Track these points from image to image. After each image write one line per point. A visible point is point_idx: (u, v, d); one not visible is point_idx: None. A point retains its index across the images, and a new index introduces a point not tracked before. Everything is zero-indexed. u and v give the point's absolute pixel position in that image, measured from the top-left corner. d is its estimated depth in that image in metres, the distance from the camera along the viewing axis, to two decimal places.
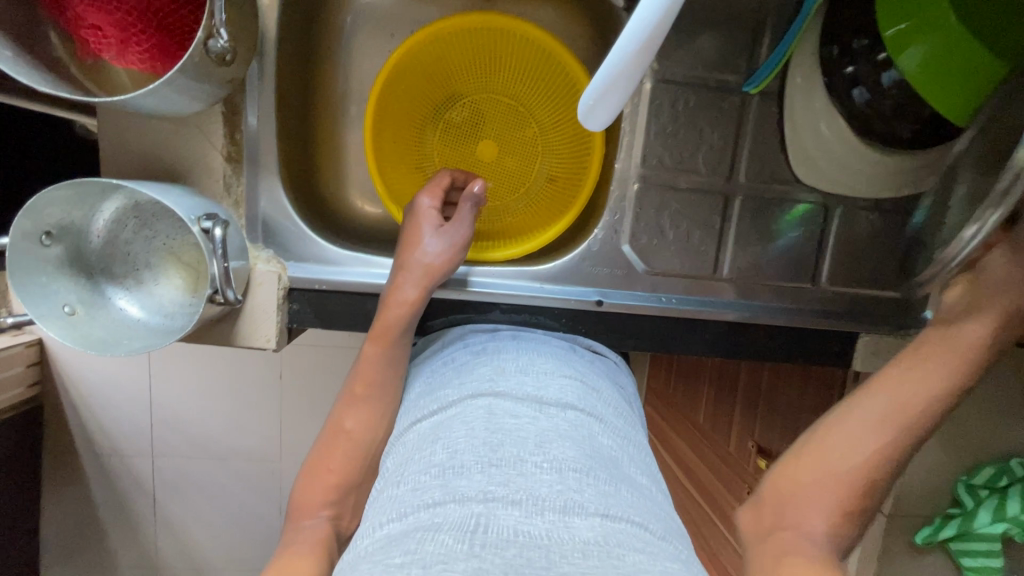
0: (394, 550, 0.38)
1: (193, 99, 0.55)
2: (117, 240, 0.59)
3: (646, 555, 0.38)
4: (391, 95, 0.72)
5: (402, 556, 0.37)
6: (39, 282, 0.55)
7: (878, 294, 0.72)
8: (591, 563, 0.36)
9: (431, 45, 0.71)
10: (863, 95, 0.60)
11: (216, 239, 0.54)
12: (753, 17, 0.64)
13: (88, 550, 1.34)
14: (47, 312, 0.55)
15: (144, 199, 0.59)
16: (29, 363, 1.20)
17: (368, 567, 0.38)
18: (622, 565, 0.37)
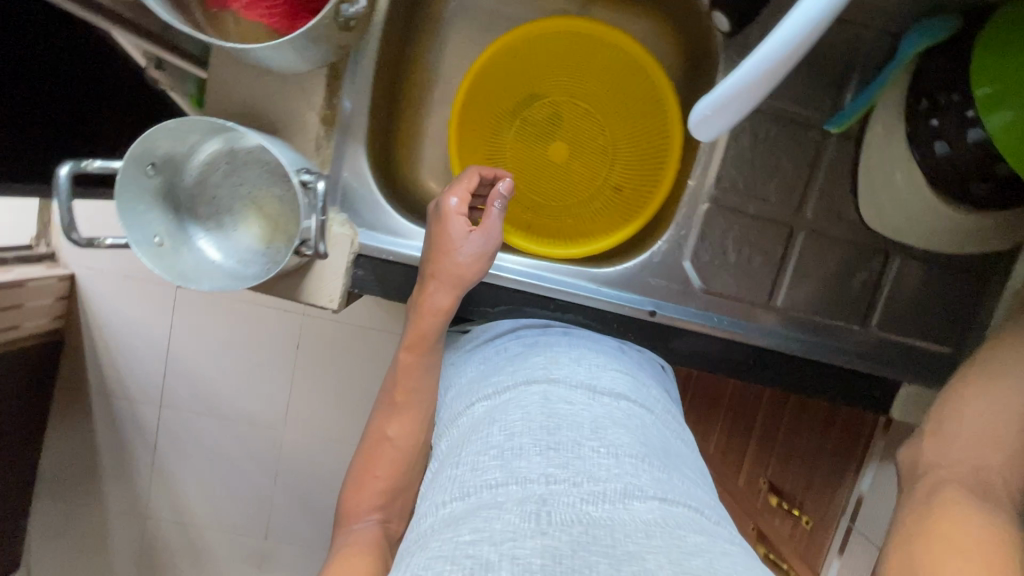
0: (462, 528, 0.40)
1: (310, 58, 0.58)
2: (209, 181, 0.62)
3: (705, 536, 0.41)
4: (480, 84, 0.75)
5: (471, 534, 0.38)
6: (137, 209, 0.57)
7: (926, 347, 0.73)
8: (655, 542, 0.38)
9: (525, 43, 0.74)
10: (943, 149, 0.59)
11: (316, 192, 0.56)
12: (844, 59, 0.66)
13: (85, 486, 1.34)
14: (140, 239, 0.57)
15: (241, 146, 0.61)
16: (59, 296, 1.22)
17: (438, 545, 0.39)
18: (685, 545, 0.39)
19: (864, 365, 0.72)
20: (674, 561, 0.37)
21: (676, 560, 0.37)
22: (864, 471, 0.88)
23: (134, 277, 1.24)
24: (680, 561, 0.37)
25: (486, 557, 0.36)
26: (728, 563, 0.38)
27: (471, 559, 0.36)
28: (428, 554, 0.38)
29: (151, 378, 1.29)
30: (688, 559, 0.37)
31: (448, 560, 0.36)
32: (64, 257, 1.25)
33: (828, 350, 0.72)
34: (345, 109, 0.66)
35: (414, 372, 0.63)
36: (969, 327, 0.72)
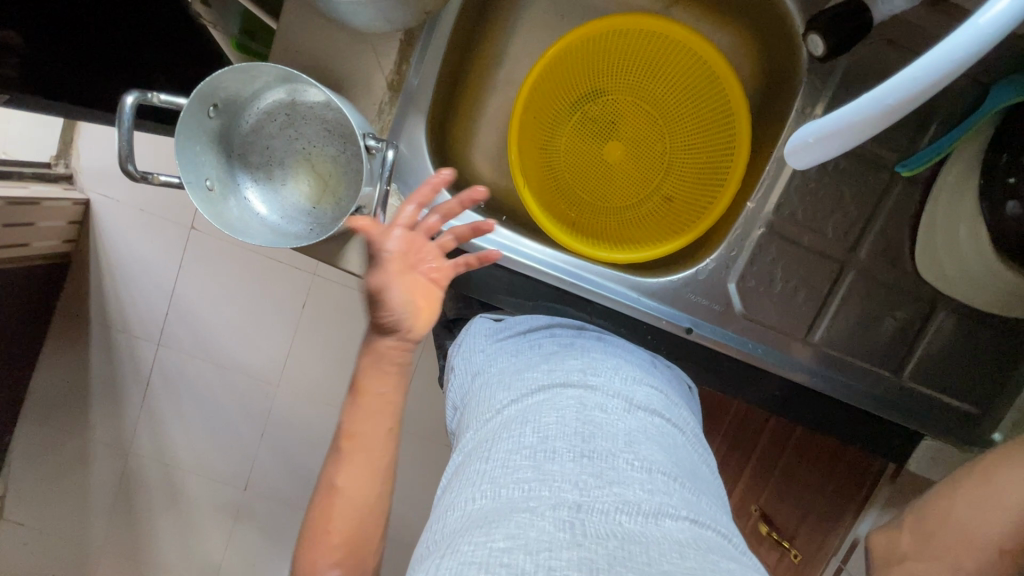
0: (495, 531, 0.39)
1: (390, 21, 0.56)
2: (265, 131, 0.60)
3: (737, 563, 0.41)
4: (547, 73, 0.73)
5: (504, 540, 0.38)
6: (193, 150, 0.55)
7: (956, 405, 0.72)
8: (690, 564, 0.38)
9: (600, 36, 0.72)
10: (1015, 209, 0.56)
11: (384, 160, 0.55)
12: (929, 103, 0.65)
13: (73, 413, 1.34)
14: (194, 181, 0.54)
15: (303, 100, 0.59)
16: (71, 220, 1.20)
17: (471, 548, 0.38)
18: (719, 569, 0.38)
19: (885, 410, 0.73)
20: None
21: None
22: (863, 516, 0.89)
23: (150, 212, 1.22)
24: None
25: (522, 566, 0.36)
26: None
27: (507, 568, 0.36)
28: (461, 557, 0.38)
29: (152, 315, 1.28)
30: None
31: (483, 566, 0.36)
32: (81, 181, 1.22)
33: (854, 393, 0.72)
34: (412, 78, 0.64)
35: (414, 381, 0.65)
36: (1000, 392, 0.72)
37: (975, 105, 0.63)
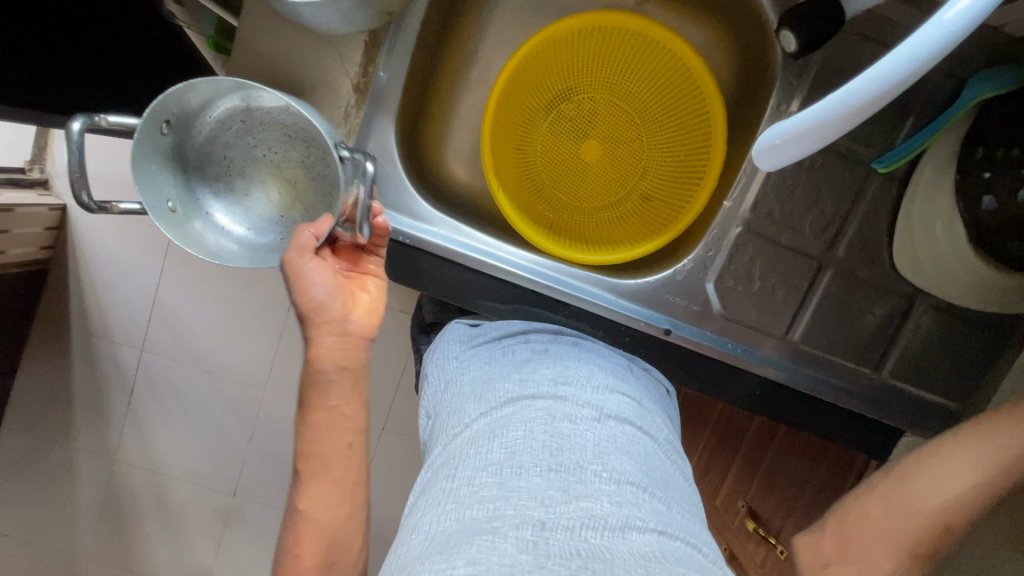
0: (458, 556, 0.39)
1: (352, 22, 0.54)
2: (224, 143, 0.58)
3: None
4: (519, 73, 0.71)
5: (466, 565, 0.38)
6: (150, 169, 0.53)
7: (935, 401, 0.72)
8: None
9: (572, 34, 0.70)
10: (990, 204, 0.57)
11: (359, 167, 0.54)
12: (904, 98, 0.64)
13: (54, 422, 1.32)
14: (155, 204, 0.53)
15: (258, 107, 0.57)
16: (49, 226, 1.18)
17: (432, 575, 0.38)
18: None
19: (866, 409, 0.72)
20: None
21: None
22: None
23: (128, 217, 1.20)
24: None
25: None
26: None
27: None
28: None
29: (135, 323, 1.25)
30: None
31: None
32: (58, 186, 1.20)
33: (833, 390, 0.71)
34: (378, 82, 0.62)
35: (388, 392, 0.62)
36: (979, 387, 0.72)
37: (949, 99, 0.63)
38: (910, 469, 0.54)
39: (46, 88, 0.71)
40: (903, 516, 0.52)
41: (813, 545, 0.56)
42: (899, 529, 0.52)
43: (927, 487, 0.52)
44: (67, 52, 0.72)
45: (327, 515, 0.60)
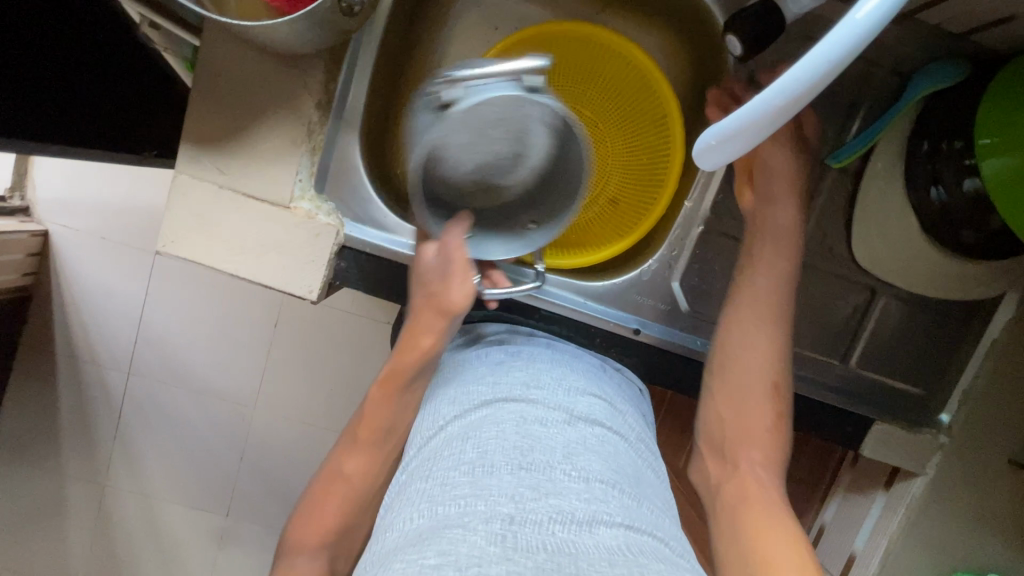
0: (428, 549, 0.40)
1: (309, 42, 0.56)
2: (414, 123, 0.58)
3: (668, 565, 0.42)
4: None
5: (436, 557, 0.38)
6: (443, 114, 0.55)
7: (902, 388, 0.74)
8: (618, 571, 0.38)
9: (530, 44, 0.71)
10: (939, 194, 0.62)
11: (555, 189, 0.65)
12: (853, 95, 0.66)
13: (41, 449, 1.31)
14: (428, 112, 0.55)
15: (523, 109, 0.56)
16: (29, 252, 1.18)
17: (403, 567, 0.39)
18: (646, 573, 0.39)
19: (837, 401, 0.73)
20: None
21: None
22: (829, 500, 0.89)
23: (110, 240, 1.20)
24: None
25: None
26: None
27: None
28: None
29: (120, 345, 1.25)
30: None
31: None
32: (38, 212, 1.20)
33: (804, 383, 0.73)
34: (341, 98, 0.64)
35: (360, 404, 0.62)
36: (943, 373, 0.74)
37: (895, 96, 0.65)
38: (716, 383, 0.64)
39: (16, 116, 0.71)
40: (748, 427, 0.61)
41: (705, 472, 0.64)
42: (750, 432, 0.61)
43: (743, 368, 0.62)
44: (38, 79, 0.73)
45: (356, 476, 0.60)
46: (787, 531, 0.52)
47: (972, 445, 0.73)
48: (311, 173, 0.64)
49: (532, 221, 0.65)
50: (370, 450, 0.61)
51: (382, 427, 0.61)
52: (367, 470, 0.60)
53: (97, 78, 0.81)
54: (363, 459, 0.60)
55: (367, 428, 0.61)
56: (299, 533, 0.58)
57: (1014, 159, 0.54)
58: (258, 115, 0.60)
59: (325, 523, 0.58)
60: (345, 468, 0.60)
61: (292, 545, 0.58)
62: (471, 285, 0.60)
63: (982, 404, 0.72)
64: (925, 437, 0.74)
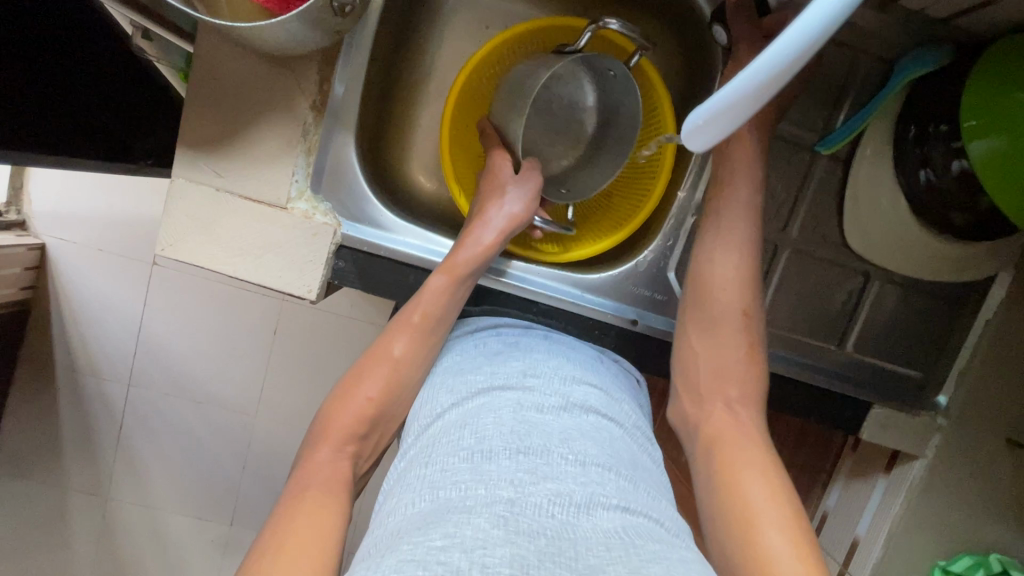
0: (433, 532, 0.40)
1: (303, 44, 0.56)
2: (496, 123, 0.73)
3: (665, 545, 0.42)
4: (474, 82, 0.72)
5: (442, 539, 0.39)
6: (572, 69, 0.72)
7: (900, 371, 0.75)
8: (616, 553, 0.39)
9: (523, 40, 0.72)
10: (927, 177, 0.64)
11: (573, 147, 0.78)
12: (840, 83, 0.67)
13: (42, 462, 1.31)
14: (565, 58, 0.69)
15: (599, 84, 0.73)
16: (27, 265, 1.18)
17: (410, 548, 0.39)
18: (644, 554, 0.40)
19: (839, 386, 0.73)
20: (632, 571, 0.38)
21: (635, 569, 0.38)
22: (831, 488, 0.90)
23: (107, 250, 1.20)
24: (638, 571, 0.38)
25: (457, 564, 0.36)
26: (684, 570, 0.40)
27: (443, 565, 0.36)
28: (399, 556, 0.38)
29: (120, 356, 1.25)
30: (646, 568, 0.38)
31: (421, 563, 0.36)
32: (34, 225, 1.20)
33: (803, 368, 0.73)
34: (335, 99, 0.64)
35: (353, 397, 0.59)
36: (940, 355, 0.75)
37: (881, 82, 0.66)
38: (692, 326, 0.64)
39: (21, 126, 0.72)
40: (725, 371, 0.62)
41: (682, 414, 0.64)
42: (731, 376, 0.62)
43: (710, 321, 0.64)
44: (37, 90, 0.73)
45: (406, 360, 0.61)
46: (767, 472, 0.53)
47: (971, 425, 0.74)
48: (307, 174, 0.64)
49: (562, 188, 0.78)
50: (420, 337, 0.62)
51: (437, 315, 0.63)
52: (417, 351, 0.62)
53: (92, 87, 0.82)
54: (414, 339, 0.62)
55: (421, 314, 0.62)
56: (335, 415, 0.58)
57: (1001, 141, 0.55)
58: (253, 117, 0.61)
59: (374, 389, 0.59)
60: (393, 349, 0.61)
61: (319, 436, 0.58)
62: (537, 197, 0.71)
63: (978, 384, 0.73)
64: (922, 418, 0.75)
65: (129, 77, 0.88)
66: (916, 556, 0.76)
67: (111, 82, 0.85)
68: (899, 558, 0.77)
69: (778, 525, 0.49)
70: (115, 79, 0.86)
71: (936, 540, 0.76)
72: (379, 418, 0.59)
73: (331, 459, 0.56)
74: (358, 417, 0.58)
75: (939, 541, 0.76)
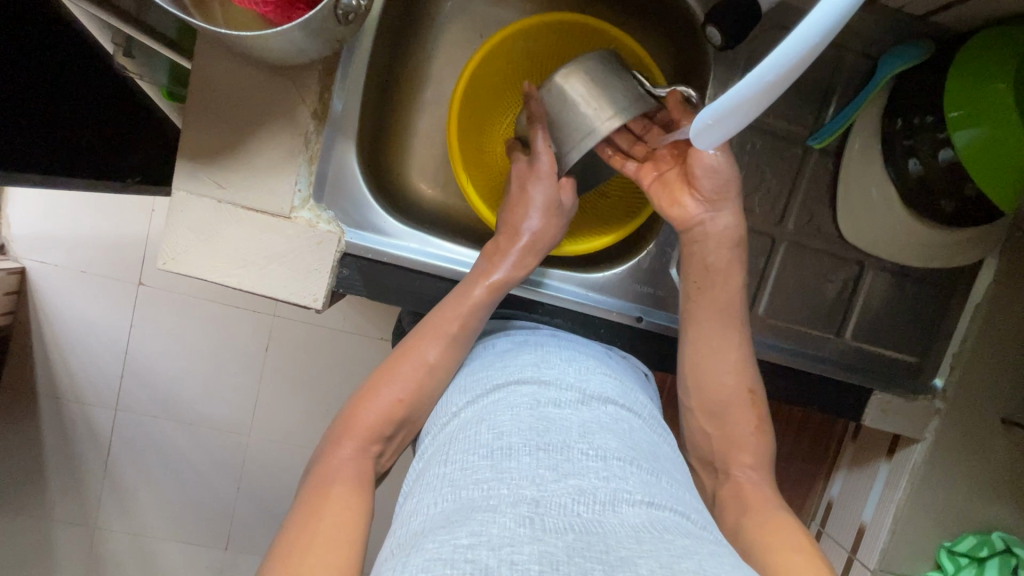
0: (459, 530, 0.40)
1: (304, 52, 0.56)
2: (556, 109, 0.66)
3: (693, 540, 0.42)
4: (481, 76, 0.73)
5: (468, 537, 0.39)
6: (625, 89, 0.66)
7: (898, 357, 0.77)
8: (646, 547, 0.39)
9: (529, 34, 0.72)
10: (916, 167, 0.66)
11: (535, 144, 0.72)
12: (827, 79, 0.69)
13: (29, 495, 1.26)
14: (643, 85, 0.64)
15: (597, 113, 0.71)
16: (9, 290, 1.15)
17: (435, 546, 0.39)
18: (674, 548, 0.40)
19: (839, 374, 0.75)
20: (664, 565, 0.38)
21: (666, 563, 0.38)
22: (835, 476, 0.91)
23: (92, 272, 1.18)
24: (670, 564, 0.38)
25: (485, 561, 0.36)
26: (716, 564, 0.40)
27: (471, 563, 0.36)
28: (424, 556, 0.38)
29: (108, 380, 1.22)
30: (677, 562, 0.38)
31: (448, 562, 0.36)
32: (14, 249, 1.17)
33: (803, 358, 0.75)
34: (334, 113, 0.65)
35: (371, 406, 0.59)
36: (934, 341, 0.77)
37: (866, 77, 0.68)
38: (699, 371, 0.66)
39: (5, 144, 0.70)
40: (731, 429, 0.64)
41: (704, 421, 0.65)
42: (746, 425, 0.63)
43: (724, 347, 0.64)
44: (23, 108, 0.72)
45: (440, 367, 0.61)
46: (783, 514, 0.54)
47: (966, 408, 0.76)
48: (310, 183, 0.64)
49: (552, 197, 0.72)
50: (454, 343, 0.62)
51: (473, 323, 0.63)
52: (450, 356, 0.62)
53: (75, 103, 0.81)
54: (448, 345, 0.62)
55: (458, 325, 0.62)
56: (359, 412, 0.58)
57: (984, 130, 0.58)
58: (253, 127, 0.61)
59: (407, 392, 0.59)
60: (427, 355, 0.60)
61: (342, 431, 0.57)
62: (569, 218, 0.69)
63: (972, 366, 0.75)
64: (921, 403, 0.77)
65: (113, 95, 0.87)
66: (924, 538, 0.78)
67: (93, 98, 0.84)
68: (904, 540, 0.78)
69: (794, 549, 0.49)
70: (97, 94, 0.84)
71: (942, 522, 0.78)
72: (401, 422, 0.59)
73: (352, 457, 0.55)
74: (384, 416, 0.58)
75: (941, 521, 0.78)
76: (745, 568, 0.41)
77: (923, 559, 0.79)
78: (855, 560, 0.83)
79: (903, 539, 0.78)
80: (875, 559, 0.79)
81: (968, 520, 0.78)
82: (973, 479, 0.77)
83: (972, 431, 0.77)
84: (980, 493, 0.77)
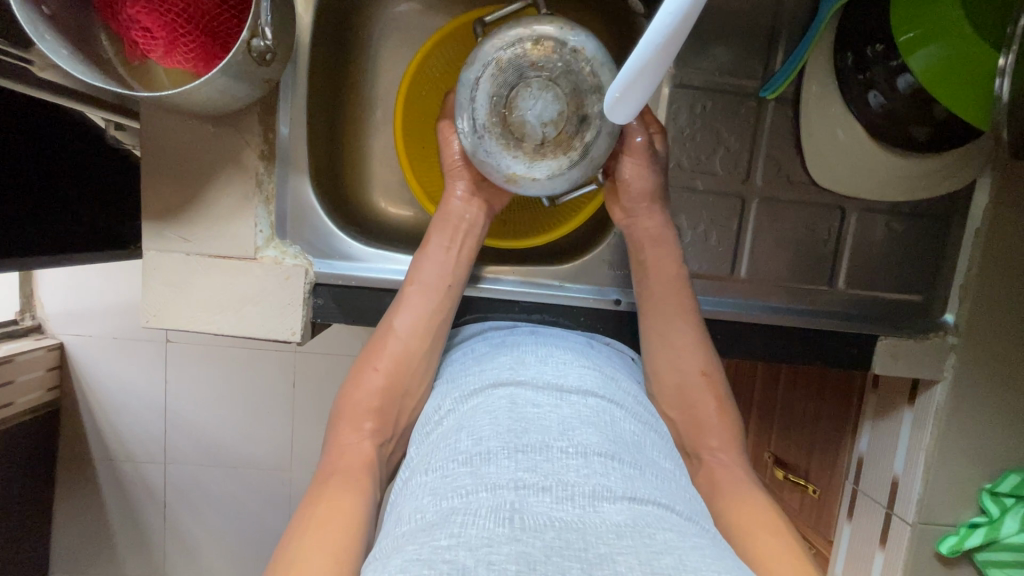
0: (439, 533, 0.40)
1: (234, 98, 0.58)
2: (526, 119, 0.63)
3: (675, 533, 0.42)
4: (416, 98, 0.73)
5: (447, 539, 0.39)
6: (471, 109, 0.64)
7: (901, 298, 0.73)
8: (626, 543, 0.39)
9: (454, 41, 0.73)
10: (878, 100, 0.63)
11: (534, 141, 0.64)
12: (769, 25, 0.67)
13: (98, 556, 1.33)
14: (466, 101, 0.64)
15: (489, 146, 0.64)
16: (50, 366, 1.22)
17: (415, 549, 0.39)
18: (655, 543, 0.40)
19: (842, 325, 0.71)
20: (643, 561, 0.38)
21: (645, 560, 0.38)
22: (862, 430, 0.86)
23: (122, 336, 1.23)
24: (650, 561, 0.38)
25: (463, 561, 0.37)
26: (698, 557, 0.39)
27: (448, 563, 0.36)
28: (405, 556, 0.38)
29: (147, 437, 1.28)
30: (657, 558, 0.38)
31: (427, 563, 0.37)
32: (50, 327, 1.23)
33: (800, 315, 0.71)
34: (281, 141, 0.66)
35: (355, 427, 0.59)
36: (937, 276, 0.73)
37: (808, 15, 0.65)
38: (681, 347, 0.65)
39: (36, 232, 0.76)
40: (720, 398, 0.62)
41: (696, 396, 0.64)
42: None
43: (697, 324, 0.65)
44: (42, 197, 0.78)
45: (407, 333, 0.63)
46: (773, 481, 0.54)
47: (985, 340, 0.72)
48: (271, 222, 0.66)
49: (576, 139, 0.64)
50: (415, 304, 0.64)
51: (423, 280, 0.65)
52: (417, 322, 0.64)
53: (83, 182, 0.86)
54: (419, 310, 0.64)
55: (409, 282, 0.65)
56: (342, 432, 0.59)
57: (943, 48, 0.55)
58: (210, 178, 0.63)
59: (376, 360, 0.62)
60: (394, 323, 0.63)
61: (344, 426, 0.60)
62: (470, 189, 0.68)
63: (983, 297, 0.71)
64: (934, 342, 0.72)
65: (115, 168, 0.93)
66: (965, 485, 0.74)
67: (99, 173, 0.90)
68: (940, 487, 0.74)
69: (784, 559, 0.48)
70: (101, 171, 0.90)
71: (980, 465, 0.74)
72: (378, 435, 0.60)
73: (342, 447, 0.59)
74: (361, 416, 0.60)
75: (977, 463, 0.74)
76: (731, 562, 0.40)
77: (965, 505, 0.75)
78: (893, 516, 0.79)
79: (944, 488, 0.74)
80: (914, 513, 0.75)
81: (1005, 459, 0.74)
82: (1006, 413, 0.73)
83: (995, 364, 0.72)
84: (1015, 429, 0.73)
